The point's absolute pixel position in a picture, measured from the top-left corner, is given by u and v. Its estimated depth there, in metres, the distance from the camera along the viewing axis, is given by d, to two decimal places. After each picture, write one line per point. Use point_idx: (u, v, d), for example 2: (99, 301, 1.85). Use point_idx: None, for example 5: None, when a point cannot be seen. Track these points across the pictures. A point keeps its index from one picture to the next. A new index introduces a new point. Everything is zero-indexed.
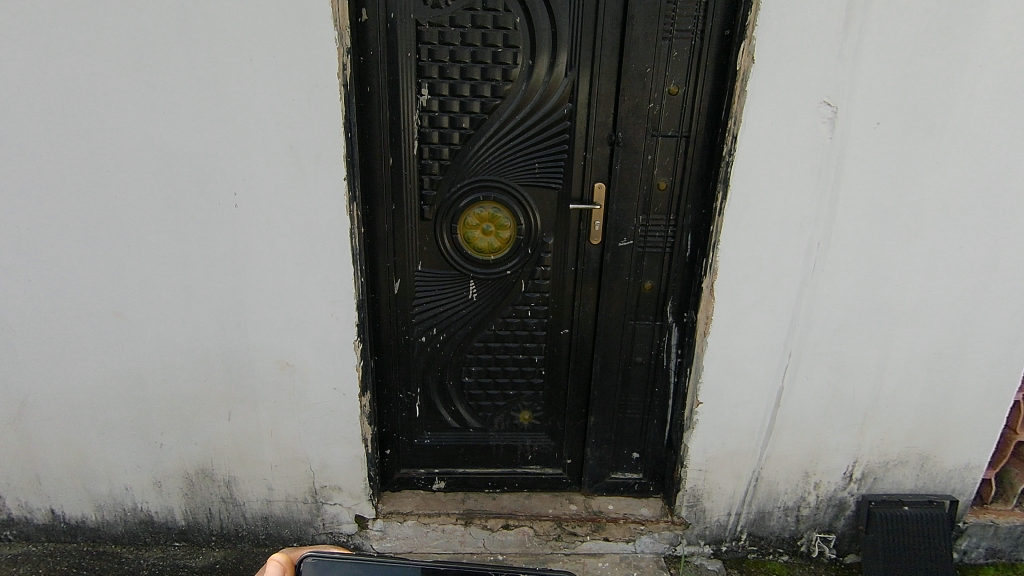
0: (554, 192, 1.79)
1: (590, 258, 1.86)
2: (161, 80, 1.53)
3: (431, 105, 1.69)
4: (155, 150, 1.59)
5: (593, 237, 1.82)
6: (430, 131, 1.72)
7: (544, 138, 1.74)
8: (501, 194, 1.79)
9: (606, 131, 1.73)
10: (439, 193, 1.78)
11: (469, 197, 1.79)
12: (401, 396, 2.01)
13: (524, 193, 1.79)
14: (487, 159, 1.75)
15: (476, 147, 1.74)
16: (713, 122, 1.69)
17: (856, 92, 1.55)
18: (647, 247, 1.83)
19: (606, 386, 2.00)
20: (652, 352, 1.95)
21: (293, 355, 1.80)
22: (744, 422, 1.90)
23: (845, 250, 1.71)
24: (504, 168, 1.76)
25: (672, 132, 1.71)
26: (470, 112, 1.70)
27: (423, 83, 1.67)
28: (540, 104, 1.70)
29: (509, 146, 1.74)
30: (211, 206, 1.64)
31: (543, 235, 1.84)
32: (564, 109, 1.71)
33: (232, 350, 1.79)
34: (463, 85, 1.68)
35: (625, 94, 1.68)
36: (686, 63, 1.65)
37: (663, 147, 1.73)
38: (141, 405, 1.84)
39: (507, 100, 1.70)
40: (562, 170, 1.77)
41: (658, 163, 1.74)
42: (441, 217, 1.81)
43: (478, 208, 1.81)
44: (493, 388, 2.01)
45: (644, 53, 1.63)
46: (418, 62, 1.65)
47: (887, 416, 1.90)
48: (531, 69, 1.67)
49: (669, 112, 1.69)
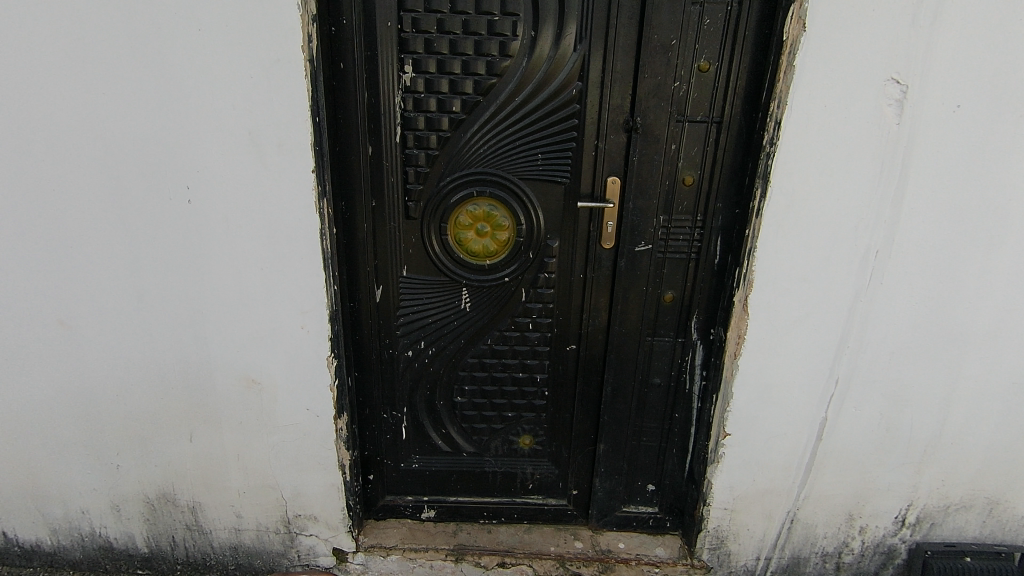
0: (560, 188, 1.53)
1: (600, 265, 1.59)
2: (98, 54, 1.30)
3: (416, 85, 1.44)
4: (97, 136, 1.37)
5: (606, 241, 1.56)
6: (415, 115, 1.47)
7: (549, 124, 1.47)
8: (498, 189, 1.54)
9: (622, 116, 1.46)
10: (426, 187, 1.54)
11: (460, 192, 1.54)
12: (386, 417, 1.78)
13: (525, 187, 1.53)
14: (481, 151, 1.50)
15: (470, 135, 1.49)
16: (752, 105, 1.40)
17: (932, 66, 1.26)
18: (669, 253, 1.56)
19: (618, 409, 1.74)
20: (672, 372, 1.68)
21: (259, 371, 1.58)
22: (779, 457, 1.63)
23: (910, 260, 1.42)
24: (502, 159, 1.51)
25: (700, 117, 1.43)
26: (462, 92, 1.45)
27: (406, 58, 1.42)
28: (544, 85, 1.44)
29: (507, 135, 1.48)
30: (162, 203, 1.42)
31: (546, 237, 1.58)
32: (573, 90, 1.44)
33: (191, 365, 1.58)
34: (454, 60, 1.42)
35: (645, 72, 1.40)
36: (721, 33, 1.36)
37: (689, 135, 1.45)
38: (94, 423, 1.65)
39: (506, 79, 1.44)
40: (569, 161, 1.51)
41: (683, 154, 1.47)
42: (429, 215, 1.56)
43: (471, 206, 1.56)
44: (488, 409, 1.77)
45: (668, 21, 1.36)
46: (400, 34, 1.40)
47: (950, 454, 1.62)
48: (534, 42, 1.41)
49: (698, 93, 1.42)
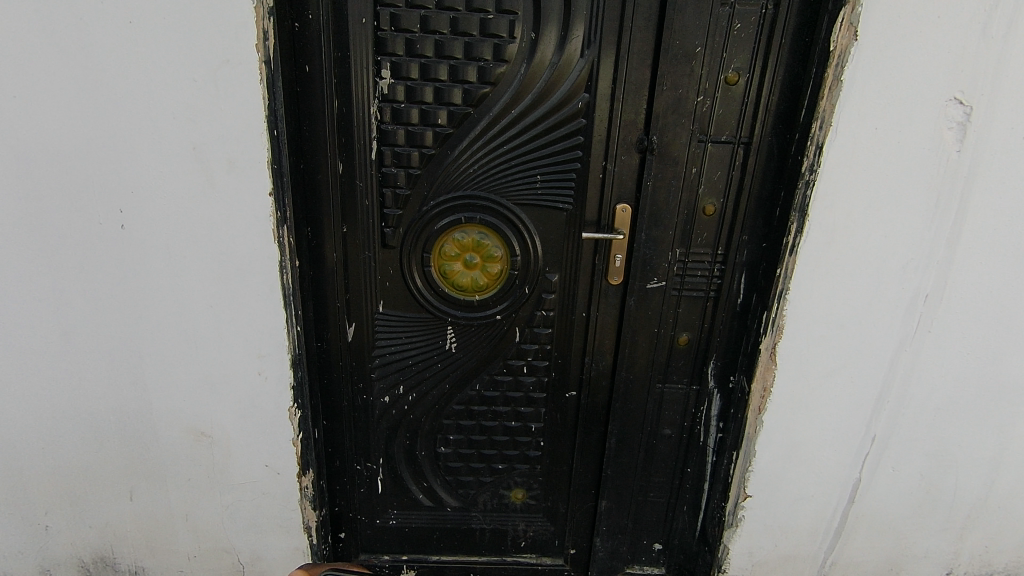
0: (561, 215, 1.33)
1: (606, 301, 1.40)
2: (9, 51, 1.08)
3: (396, 93, 1.23)
4: (10, 150, 1.14)
5: (613, 275, 1.36)
6: (394, 129, 1.25)
7: (550, 141, 1.26)
8: (490, 215, 1.33)
9: (635, 134, 1.26)
10: (406, 212, 1.32)
11: (446, 218, 1.33)
12: (359, 469, 1.56)
13: (521, 214, 1.32)
14: (470, 171, 1.29)
15: (458, 153, 1.28)
16: (786, 124, 1.21)
17: (1002, 84, 1.07)
18: (685, 290, 1.36)
19: (622, 462, 1.54)
20: (685, 423, 1.49)
21: (210, 423, 1.36)
22: (805, 521, 1.44)
23: (964, 306, 1.23)
24: (495, 181, 1.30)
25: (726, 136, 1.24)
26: (449, 103, 1.24)
27: (384, 61, 1.20)
28: (545, 95, 1.23)
29: (502, 153, 1.27)
30: (92, 229, 1.20)
31: (545, 270, 1.38)
32: (579, 102, 1.24)
33: (131, 415, 1.36)
34: (440, 65, 1.21)
35: (664, 84, 1.20)
36: (753, 39, 1.17)
37: (712, 157, 1.26)
38: (15, 480, 1.41)
39: (500, 88, 1.23)
40: (573, 185, 1.30)
41: (705, 179, 1.27)
42: (410, 244, 1.35)
43: (459, 233, 1.35)
44: (476, 460, 1.56)
45: (692, 24, 1.16)
46: (377, 33, 1.18)
47: (997, 519, 1.43)
48: (534, 46, 1.20)
49: (724, 109, 1.22)
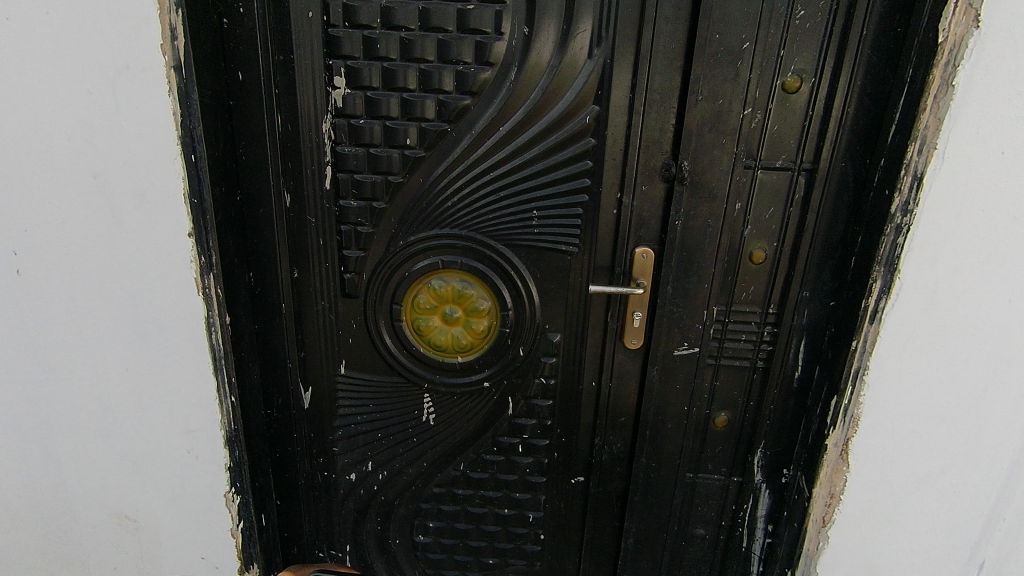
0: (564, 260, 1.04)
1: (621, 369, 1.11)
2: None
3: (353, 107, 0.97)
4: None
5: (630, 339, 1.07)
6: (352, 151, 0.99)
7: (550, 167, 0.98)
8: (475, 259, 1.05)
9: (659, 158, 0.97)
10: (370, 255, 1.06)
11: (419, 262, 1.06)
12: (322, 558, 1.29)
13: (514, 257, 1.04)
14: (449, 205, 1.02)
15: (432, 182, 1.01)
16: (865, 145, 0.90)
17: None
18: (724, 359, 1.07)
19: (642, 564, 1.24)
20: (722, 521, 1.18)
21: (132, 507, 1.11)
22: None
23: None
24: (480, 217, 1.02)
25: (782, 162, 0.93)
26: (421, 119, 0.97)
27: (338, 67, 0.95)
28: (542, 108, 0.96)
29: (488, 182, 1.00)
30: None
31: (544, 328, 1.09)
32: (587, 117, 0.95)
33: (36, 497, 1.11)
34: (408, 71, 0.95)
35: (698, 93, 0.91)
36: (820, 32, 0.86)
37: (763, 189, 0.95)
38: None
39: (485, 100, 0.96)
40: (579, 222, 1.01)
41: (753, 217, 0.97)
42: (375, 293, 1.08)
43: (435, 280, 1.07)
44: (462, 553, 1.28)
45: (737, 14, 0.87)
46: (329, 31, 0.94)
47: None
48: (528, 45, 0.93)
49: (780, 126, 0.92)
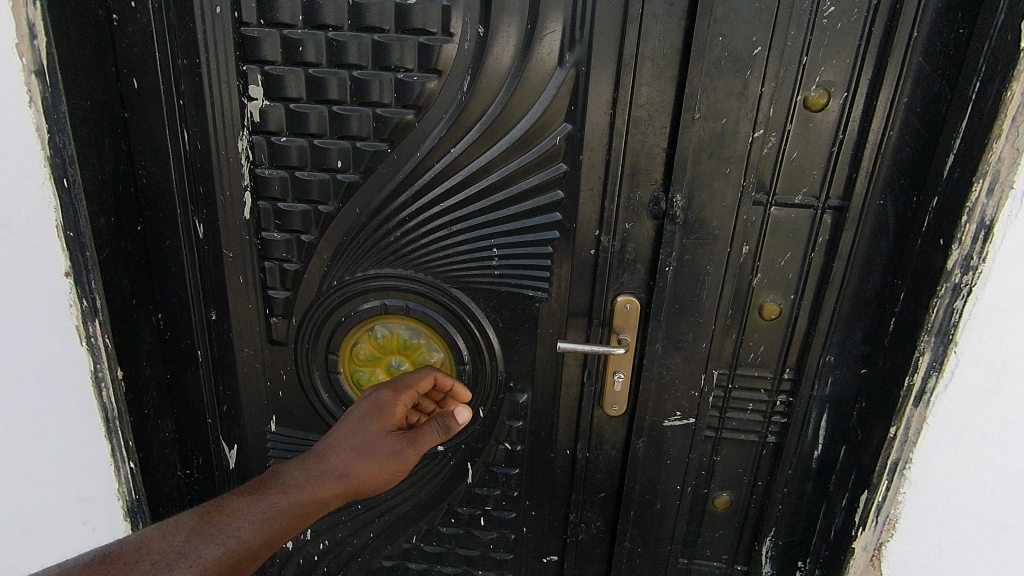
0: (532, 308, 0.86)
1: (602, 435, 0.92)
2: None
3: (273, 121, 0.80)
4: None
5: (612, 405, 0.89)
6: (275, 174, 0.82)
7: (512, 196, 0.80)
8: (423, 304, 0.87)
9: (647, 189, 0.78)
10: (300, 297, 0.88)
11: (357, 307, 0.88)
12: None
13: (471, 303, 0.86)
14: (392, 240, 0.84)
15: (372, 213, 0.83)
16: (910, 179, 0.70)
17: None
18: (726, 431, 0.88)
19: None
20: None
21: None
22: None
23: None
24: (429, 255, 0.84)
25: (802, 198, 0.74)
26: (355, 136, 0.80)
27: (253, 72, 0.77)
28: (502, 125, 0.77)
29: (438, 213, 0.82)
30: None
31: (509, 387, 0.91)
32: (557, 137, 0.77)
33: None
34: (337, 78, 0.77)
35: (697, 109, 0.71)
36: (857, 32, 0.66)
37: (778, 229, 0.76)
38: None
39: (434, 114, 0.78)
40: (549, 263, 0.83)
41: (764, 264, 0.78)
42: (307, 341, 0.91)
43: (378, 328, 0.89)
44: None
45: (750, 8, 0.67)
46: (240, 28, 0.76)
47: None
48: (484, 47, 0.74)
49: (802, 152, 0.72)
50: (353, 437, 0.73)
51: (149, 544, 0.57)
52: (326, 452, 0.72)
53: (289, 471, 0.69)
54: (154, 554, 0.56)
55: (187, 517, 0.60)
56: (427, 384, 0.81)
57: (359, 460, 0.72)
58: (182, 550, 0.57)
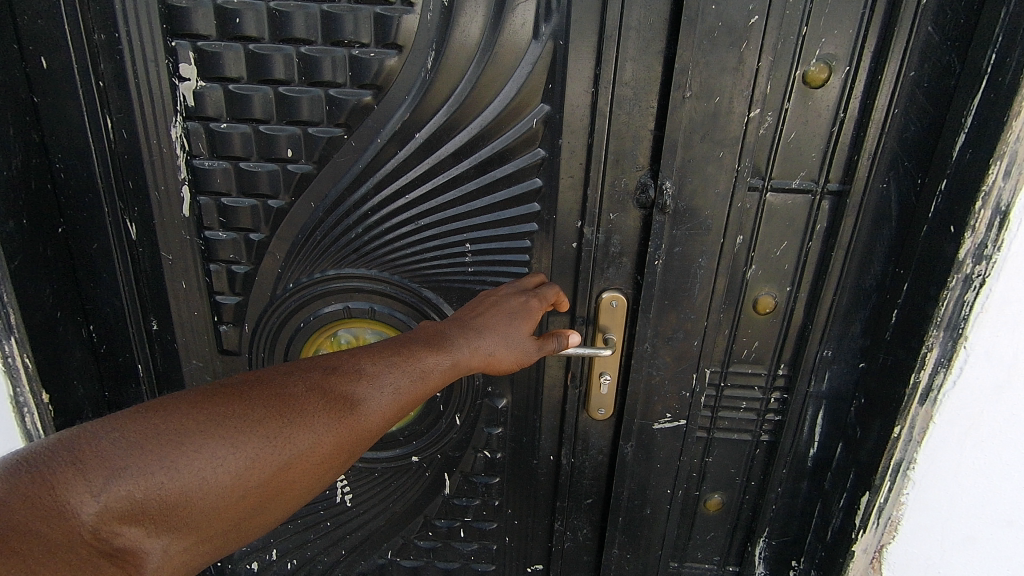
0: None
1: (587, 439, 0.87)
2: None
3: (211, 104, 0.70)
4: None
5: (598, 408, 0.83)
6: (216, 165, 0.73)
7: (486, 185, 0.72)
8: (391, 306, 0.79)
9: (633, 175, 0.71)
10: (252, 301, 0.80)
11: (317, 310, 0.80)
12: None
13: (443, 304, 0.79)
14: (352, 237, 0.76)
15: (328, 206, 0.74)
16: (915, 161, 0.65)
17: None
18: (718, 431, 0.83)
19: None
20: None
21: None
22: None
23: None
24: (395, 252, 0.76)
25: (798, 182, 0.68)
26: (307, 121, 0.71)
27: (184, 48, 0.68)
28: (472, 107, 0.69)
29: (403, 205, 0.74)
30: None
31: (487, 392, 0.84)
32: (534, 119, 0.69)
33: None
34: (283, 54, 0.68)
35: (687, 87, 0.64)
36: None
37: (773, 217, 0.70)
38: None
39: (394, 95, 0.69)
40: (528, 257, 0.76)
41: (758, 254, 0.72)
42: (262, 349, 0.82)
43: (341, 333, 0.82)
44: None
45: None
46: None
47: None
48: (450, 18, 0.66)
49: (799, 133, 0.66)
50: (502, 324, 0.64)
51: (257, 391, 0.47)
52: (456, 336, 0.60)
53: (431, 356, 0.56)
54: (273, 410, 0.46)
55: (301, 388, 0.48)
56: (556, 295, 0.72)
57: (506, 342, 0.64)
58: (320, 403, 0.47)
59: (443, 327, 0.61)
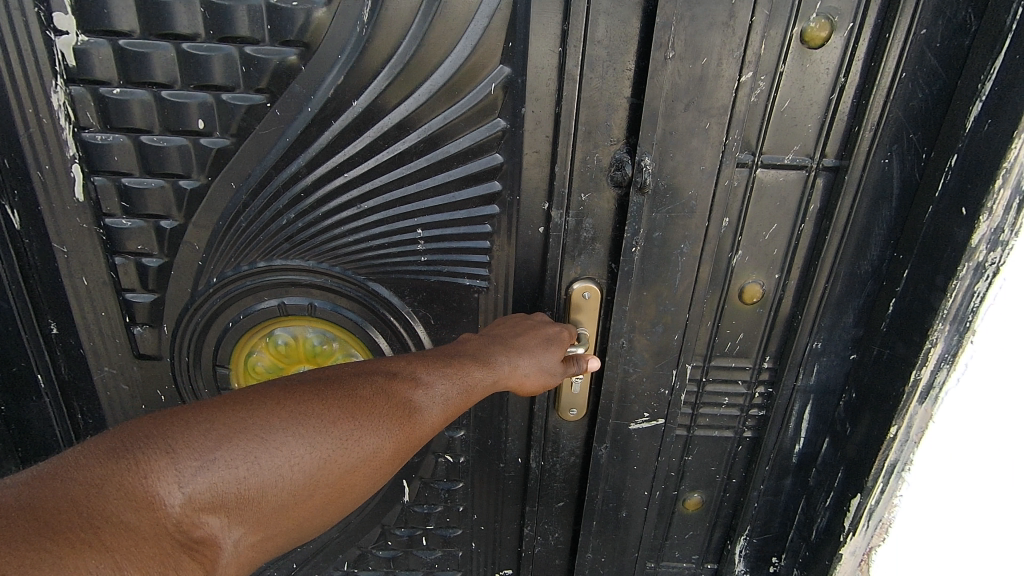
0: (469, 300, 0.69)
1: (558, 440, 0.79)
2: None
3: (100, 64, 0.57)
4: None
5: (569, 408, 0.76)
6: (112, 138, 0.61)
7: (439, 161, 0.62)
8: (333, 301, 0.69)
9: (606, 150, 0.62)
10: (169, 299, 0.68)
11: (247, 307, 0.69)
12: None
13: (394, 297, 0.69)
14: (284, 223, 0.65)
15: (253, 187, 0.63)
16: (921, 133, 0.58)
17: None
18: (699, 429, 0.76)
19: None
20: None
21: None
22: None
23: None
24: (336, 240, 0.66)
25: (791, 157, 0.61)
26: (221, 86, 0.59)
27: None
28: (419, 69, 0.59)
29: (342, 185, 0.63)
30: None
31: None
32: (492, 84, 0.60)
33: None
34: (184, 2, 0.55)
35: (668, 46, 0.55)
36: None
37: (763, 196, 0.62)
38: None
39: (325, 54, 0.58)
40: (489, 245, 0.66)
41: (745, 239, 0.65)
42: (184, 353, 0.71)
43: (278, 333, 0.71)
44: None
45: None
46: None
47: None
48: None
49: (793, 101, 0.58)
50: (537, 347, 0.60)
51: (332, 389, 0.47)
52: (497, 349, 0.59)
53: (477, 368, 0.55)
54: (344, 409, 0.45)
55: (370, 389, 0.48)
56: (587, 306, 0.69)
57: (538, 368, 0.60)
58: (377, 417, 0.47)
59: (486, 342, 0.60)
